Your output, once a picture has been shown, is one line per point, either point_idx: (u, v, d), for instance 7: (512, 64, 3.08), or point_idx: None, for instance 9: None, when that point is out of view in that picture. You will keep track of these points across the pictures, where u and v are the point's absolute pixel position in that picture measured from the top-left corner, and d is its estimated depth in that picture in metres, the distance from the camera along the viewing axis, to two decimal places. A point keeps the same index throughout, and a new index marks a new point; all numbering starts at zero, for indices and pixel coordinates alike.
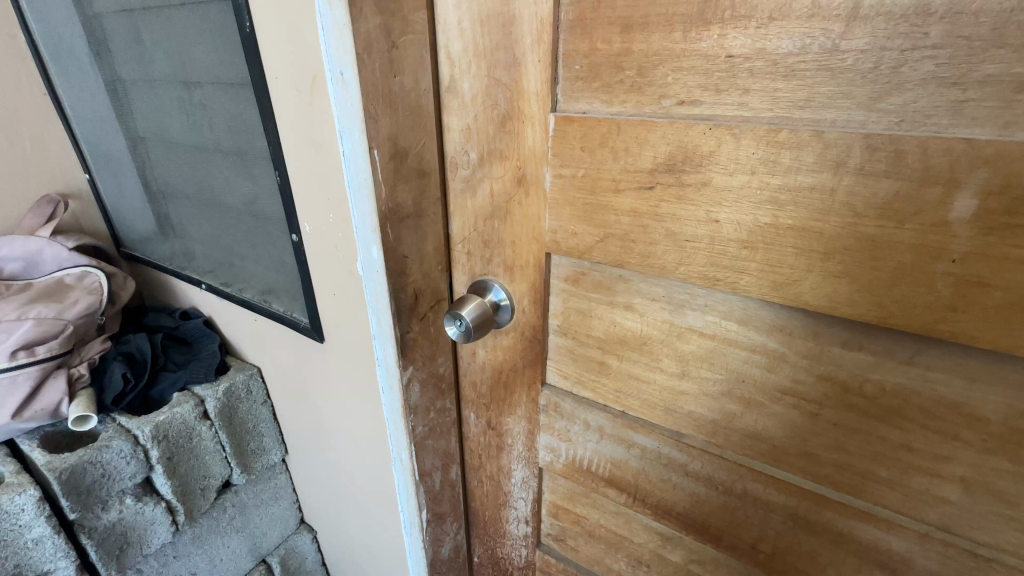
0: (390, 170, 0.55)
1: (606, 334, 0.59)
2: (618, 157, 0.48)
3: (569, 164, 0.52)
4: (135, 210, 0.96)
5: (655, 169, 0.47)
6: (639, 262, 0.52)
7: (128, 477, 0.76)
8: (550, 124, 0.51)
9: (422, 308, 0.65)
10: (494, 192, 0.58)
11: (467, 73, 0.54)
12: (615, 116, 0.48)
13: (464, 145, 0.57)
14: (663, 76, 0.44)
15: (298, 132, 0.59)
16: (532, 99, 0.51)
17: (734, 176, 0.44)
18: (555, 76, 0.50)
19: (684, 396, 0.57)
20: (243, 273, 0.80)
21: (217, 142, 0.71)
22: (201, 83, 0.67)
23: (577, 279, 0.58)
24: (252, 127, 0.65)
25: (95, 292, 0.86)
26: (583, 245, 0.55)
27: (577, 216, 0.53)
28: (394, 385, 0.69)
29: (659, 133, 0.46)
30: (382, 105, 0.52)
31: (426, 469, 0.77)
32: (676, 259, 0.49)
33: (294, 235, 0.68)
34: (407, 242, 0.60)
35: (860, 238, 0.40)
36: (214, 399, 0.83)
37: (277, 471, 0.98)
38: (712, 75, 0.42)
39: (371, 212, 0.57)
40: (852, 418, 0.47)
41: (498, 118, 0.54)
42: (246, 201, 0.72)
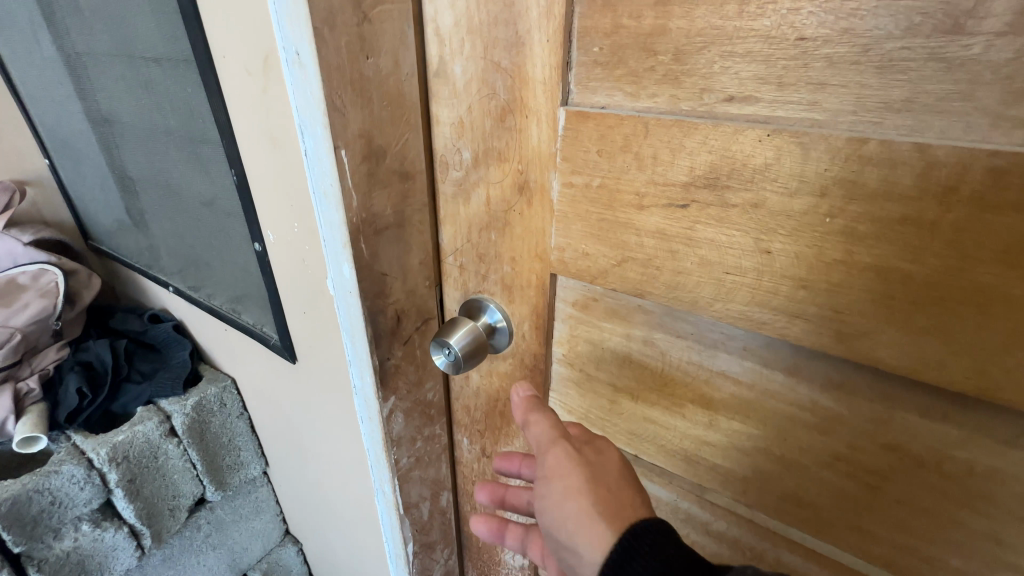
0: (363, 173, 0.44)
1: (619, 370, 0.51)
2: (642, 168, 0.39)
3: (582, 170, 0.42)
4: (93, 199, 0.86)
5: (691, 183, 0.37)
6: (663, 293, 0.42)
7: (83, 503, 0.68)
8: (561, 122, 0.41)
9: (406, 330, 0.55)
10: (491, 199, 0.49)
11: (459, 54, 0.44)
12: (642, 115, 0.38)
13: (456, 141, 0.48)
14: (707, 63, 0.34)
15: (251, 123, 0.46)
16: (538, 88, 0.41)
17: (796, 200, 0.34)
18: (567, 60, 0.40)
19: (709, 448, 0.48)
20: (210, 279, 0.70)
21: (167, 128, 0.59)
22: (144, 59, 0.55)
23: (587, 305, 0.49)
24: (200, 113, 0.53)
25: (49, 295, 0.78)
26: (595, 268, 0.45)
27: (589, 234, 0.44)
28: (373, 417, 0.59)
29: (697, 137, 0.36)
30: (351, 93, 0.41)
31: (413, 501, 0.68)
32: (712, 294, 0.40)
33: (256, 244, 0.55)
34: (386, 257, 0.49)
35: (966, 287, 0.30)
36: (181, 415, 0.75)
37: (259, 485, 0.90)
38: (774, 64, 0.32)
39: (340, 224, 0.45)
40: (922, 496, 0.39)
41: (496, 111, 0.44)
42: (203, 201, 0.60)
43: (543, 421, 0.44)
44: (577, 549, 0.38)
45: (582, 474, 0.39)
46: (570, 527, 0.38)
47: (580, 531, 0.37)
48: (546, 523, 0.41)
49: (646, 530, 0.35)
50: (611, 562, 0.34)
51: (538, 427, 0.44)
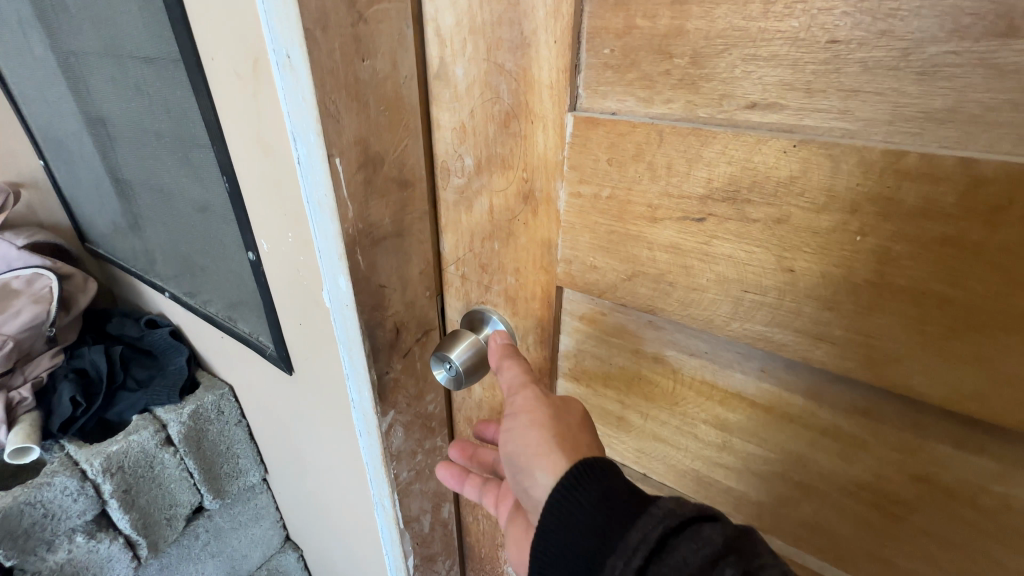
0: (360, 182, 0.42)
1: (628, 387, 0.48)
2: (655, 179, 0.36)
3: (591, 180, 0.40)
4: (88, 202, 0.84)
5: (709, 196, 0.35)
6: (676, 310, 0.40)
7: (76, 515, 0.67)
8: (568, 129, 0.39)
9: (406, 342, 0.53)
10: (494, 208, 0.46)
11: (461, 56, 0.41)
12: (656, 122, 0.35)
13: (457, 147, 0.45)
14: (727, 67, 0.32)
15: (242, 128, 0.44)
16: (544, 92, 0.39)
17: (823, 216, 0.31)
18: (575, 62, 0.37)
19: (722, 470, 0.46)
20: (205, 286, 0.68)
21: (157, 130, 0.57)
22: (133, 59, 0.53)
23: (594, 319, 0.47)
24: (190, 117, 0.50)
25: (42, 301, 0.77)
26: (604, 282, 0.43)
27: (597, 246, 0.42)
28: (371, 432, 0.57)
29: (716, 147, 0.33)
30: (346, 98, 0.38)
31: (414, 514, 0.66)
32: (729, 313, 0.37)
33: (250, 252, 0.53)
34: (385, 268, 0.47)
35: (1013, 315, 0.28)
36: (177, 424, 0.73)
37: (258, 492, 0.89)
38: (802, 69, 0.29)
39: (335, 235, 0.43)
40: (953, 531, 0.36)
41: (500, 116, 0.42)
42: (195, 207, 0.58)
43: (516, 365, 0.45)
44: (532, 476, 0.40)
45: (547, 412, 0.42)
46: (529, 454, 0.41)
47: (538, 459, 0.40)
48: (507, 451, 0.43)
49: (597, 464, 0.37)
50: (562, 485, 0.37)
51: (512, 371, 0.45)
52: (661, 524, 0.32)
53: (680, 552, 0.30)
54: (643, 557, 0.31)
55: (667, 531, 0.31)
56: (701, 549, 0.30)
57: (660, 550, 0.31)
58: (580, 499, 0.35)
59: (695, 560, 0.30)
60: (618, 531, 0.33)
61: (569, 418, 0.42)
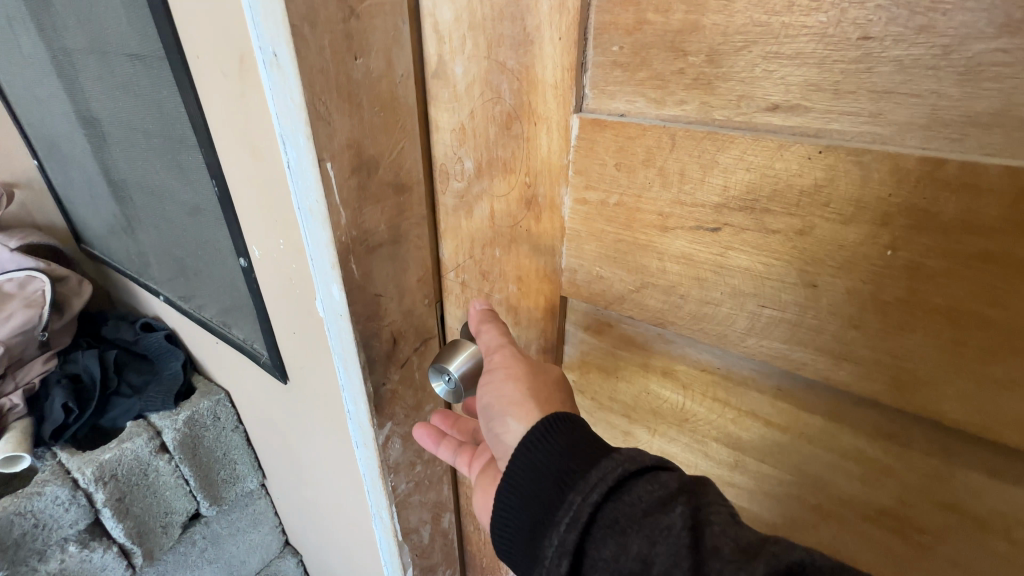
0: (353, 187, 0.40)
1: (635, 401, 0.46)
2: (667, 186, 0.34)
3: (598, 186, 0.37)
4: (82, 203, 0.82)
5: (724, 204, 0.32)
6: (687, 324, 0.38)
7: (69, 525, 0.66)
8: (573, 131, 0.37)
9: (404, 352, 0.51)
10: (495, 214, 0.44)
11: (460, 54, 0.39)
12: (668, 125, 0.33)
13: (457, 149, 0.43)
14: (747, 66, 0.29)
15: (230, 130, 0.42)
16: (548, 92, 0.36)
17: (851, 228, 0.29)
18: (581, 60, 0.35)
19: (734, 490, 0.44)
20: (198, 290, 0.66)
21: (145, 130, 0.55)
22: (119, 55, 0.51)
23: (600, 330, 0.45)
24: (177, 117, 0.48)
25: (34, 304, 0.75)
26: (611, 293, 0.41)
27: (604, 255, 0.40)
28: (368, 444, 0.55)
29: (733, 153, 0.31)
30: (337, 98, 0.36)
31: (413, 526, 0.64)
32: (745, 328, 0.35)
33: (241, 258, 0.51)
34: (380, 277, 0.45)
35: None
36: (172, 430, 0.72)
37: (256, 497, 0.87)
38: (829, 68, 0.27)
39: (327, 242, 0.41)
40: (984, 565, 0.33)
41: (501, 117, 0.39)
42: (187, 211, 0.56)
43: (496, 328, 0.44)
44: (505, 423, 0.40)
45: (525, 368, 0.41)
46: (503, 401, 0.40)
47: (512, 407, 0.39)
48: (481, 403, 0.42)
49: (568, 414, 0.36)
50: (534, 428, 0.36)
51: (490, 333, 0.43)
52: (620, 467, 0.32)
53: (635, 492, 0.31)
54: (601, 495, 0.31)
55: (626, 472, 0.31)
56: (657, 492, 0.31)
57: (616, 489, 0.31)
58: (547, 443, 0.35)
59: (649, 500, 0.30)
60: (578, 471, 0.32)
61: (544, 374, 0.41)
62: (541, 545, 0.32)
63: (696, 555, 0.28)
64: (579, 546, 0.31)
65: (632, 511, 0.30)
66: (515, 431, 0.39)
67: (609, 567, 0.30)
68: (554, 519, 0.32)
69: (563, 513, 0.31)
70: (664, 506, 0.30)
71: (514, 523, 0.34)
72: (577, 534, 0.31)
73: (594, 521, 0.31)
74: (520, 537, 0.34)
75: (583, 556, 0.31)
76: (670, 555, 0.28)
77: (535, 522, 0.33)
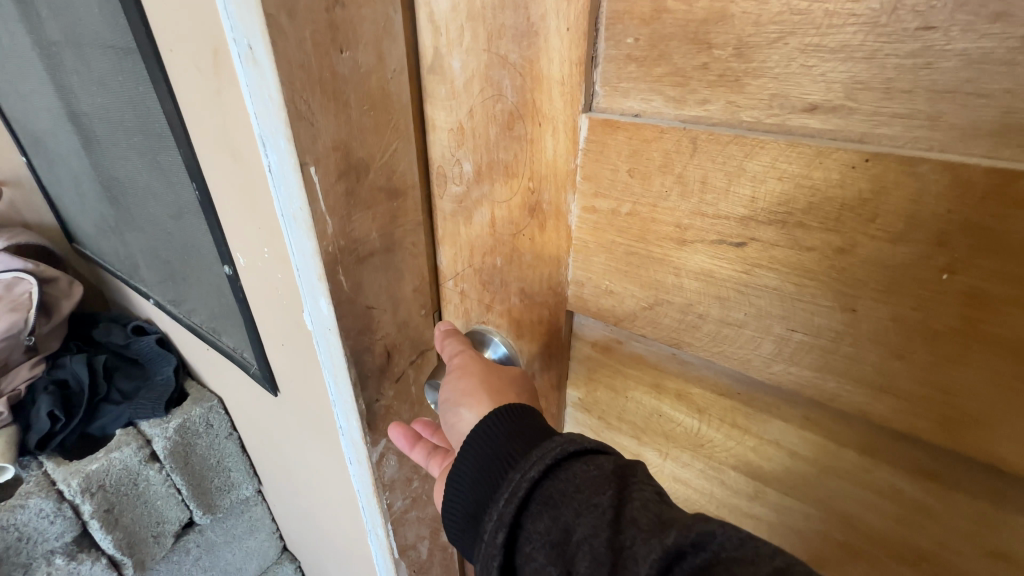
0: (341, 193, 0.37)
1: (646, 423, 0.43)
2: (686, 196, 0.31)
3: (608, 193, 0.34)
4: (71, 202, 0.79)
5: (752, 217, 0.29)
6: (704, 345, 0.34)
7: (54, 537, 0.65)
8: (582, 133, 0.33)
9: (399, 366, 0.48)
10: (496, 220, 0.41)
11: (458, 47, 0.35)
12: (689, 127, 0.29)
13: (455, 150, 0.40)
14: (782, 61, 0.25)
15: (209, 131, 0.39)
16: (553, 90, 0.33)
17: (899, 247, 0.25)
18: (591, 54, 0.31)
19: (753, 521, 0.40)
20: (187, 296, 0.63)
21: (125, 129, 0.52)
22: (95, 49, 0.48)
23: (608, 347, 0.42)
24: (155, 115, 0.45)
25: (20, 307, 0.74)
26: (622, 309, 0.37)
27: (615, 268, 0.36)
28: (361, 460, 0.52)
29: (763, 159, 0.27)
30: (321, 96, 0.33)
31: (410, 542, 0.61)
32: (771, 353, 0.32)
33: (226, 266, 0.48)
34: (372, 288, 0.42)
35: None
36: (162, 439, 0.71)
37: (252, 504, 0.85)
38: (881, 63, 0.23)
39: (312, 252, 0.38)
40: None
41: (502, 116, 0.36)
42: (170, 213, 0.53)
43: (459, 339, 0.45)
44: (458, 414, 0.41)
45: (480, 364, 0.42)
46: (455, 392, 0.41)
47: (464, 398, 0.40)
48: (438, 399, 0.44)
49: (518, 404, 0.37)
50: (486, 418, 0.37)
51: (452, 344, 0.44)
52: (560, 448, 0.33)
53: (571, 470, 0.32)
54: (538, 473, 0.32)
55: (564, 453, 0.33)
56: (592, 472, 0.32)
57: (554, 469, 0.33)
58: (494, 427, 0.36)
59: (583, 479, 0.32)
60: (521, 453, 0.34)
61: (499, 371, 0.42)
62: (482, 521, 0.34)
63: (618, 525, 0.30)
64: (516, 519, 0.32)
65: (566, 488, 0.32)
66: (467, 421, 0.41)
67: (542, 539, 0.31)
68: (494, 495, 0.33)
69: (504, 489, 0.33)
70: (595, 484, 0.32)
71: (461, 503, 0.36)
72: (514, 509, 0.32)
73: (531, 496, 0.32)
74: (466, 518, 0.35)
75: (520, 531, 0.32)
76: (593, 525, 0.30)
77: (477, 498, 0.35)
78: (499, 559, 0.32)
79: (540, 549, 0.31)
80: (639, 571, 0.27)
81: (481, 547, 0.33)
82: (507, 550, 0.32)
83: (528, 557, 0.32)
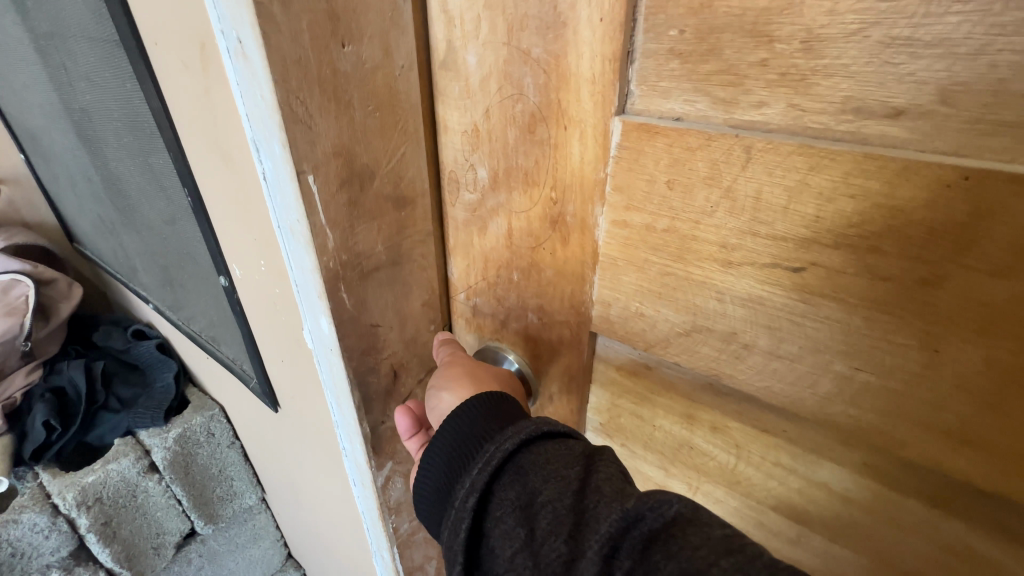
0: (343, 203, 0.33)
1: (675, 454, 0.39)
2: (735, 213, 0.27)
3: (642, 207, 0.30)
4: (70, 202, 0.77)
5: (816, 239, 0.25)
6: (748, 379, 0.31)
7: (49, 552, 0.64)
8: (614, 138, 0.29)
9: (405, 385, 0.44)
10: (513, 231, 0.37)
11: (473, 40, 0.31)
12: (742, 134, 0.25)
13: (469, 155, 0.36)
14: (862, 58, 0.21)
15: (199, 134, 0.35)
16: (582, 88, 0.29)
17: (1000, 282, 0.21)
18: (628, 48, 0.27)
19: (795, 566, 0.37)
20: (185, 303, 0.61)
21: (115, 129, 0.49)
22: (80, 44, 0.45)
23: (634, 372, 0.38)
24: (143, 115, 0.42)
25: (16, 312, 0.72)
26: (653, 333, 0.33)
27: (646, 290, 0.32)
28: (366, 483, 0.48)
29: (832, 174, 0.23)
30: (320, 95, 0.29)
31: (417, 564, 0.58)
32: (828, 392, 0.28)
33: (221, 277, 0.45)
34: (376, 304, 0.38)
35: None
36: (161, 449, 0.69)
37: (255, 512, 0.83)
38: (991, 61, 0.19)
39: (311, 268, 0.34)
40: None
41: (523, 118, 0.32)
42: (164, 218, 0.50)
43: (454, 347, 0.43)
44: (437, 397, 0.38)
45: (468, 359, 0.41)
46: (439, 376, 0.39)
47: (446, 381, 0.38)
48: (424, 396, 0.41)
49: (498, 392, 0.36)
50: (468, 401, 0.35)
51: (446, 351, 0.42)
52: (536, 427, 0.32)
53: (544, 447, 0.31)
54: (514, 445, 0.31)
55: (537, 432, 0.32)
56: (562, 450, 0.31)
57: (529, 443, 0.31)
58: (471, 409, 0.34)
59: (556, 455, 0.31)
60: (496, 429, 0.33)
61: (497, 386, 0.39)
62: (452, 493, 0.32)
63: (583, 491, 0.29)
64: (487, 487, 0.31)
65: (538, 460, 0.31)
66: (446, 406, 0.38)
67: (512, 504, 0.30)
68: (467, 464, 0.32)
69: (477, 460, 0.32)
70: (565, 458, 0.31)
71: (432, 475, 0.33)
72: (487, 476, 0.31)
73: (503, 469, 0.31)
74: (436, 494, 0.33)
75: (491, 498, 0.31)
76: (559, 490, 0.29)
77: (451, 469, 0.33)
78: (468, 523, 0.30)
79: (510, 513, 0.30)
80: (599, 530, 0.27)
81: (450, 514, 0.31)
82: (477, 516, 0.31)
83: (497, 522, 0.30)
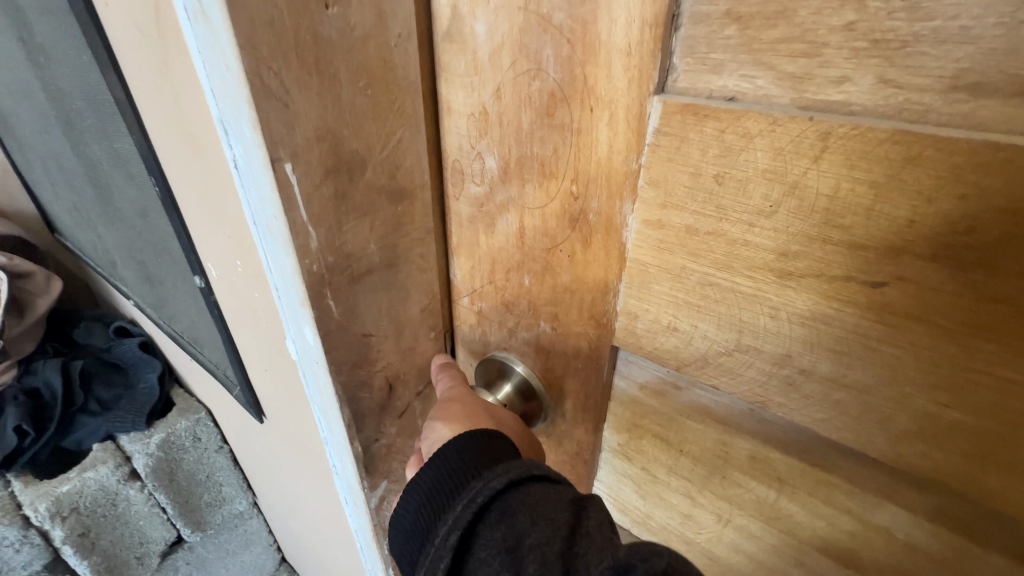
0: (328, 196, 0.28)
1: (705, 483, 0.35)
2: (802, 214, 0.22)
3: (681, 206, 0.25)
4: (47, 191, 0.72)
5: (907, 248, 0.20)
6: (800, 409, 0.26)
7: (20, 564, 0.62)
8: (650, 121, 0.24)
9: (402, 399, 0.40)
10: (526, 229, 0.32)
11: (483, 4, 0.26)
12: (818, 117, 0.20)
13: (476, 142, 0.31)
14: (995, 14, 0.16)
15: (163, 115, 0.30)
16: (614, 61, 0.24)
17: None
18: (672, 11, 0.22)
19: None
20: (165, 302, 0.56)
21: (80, 111, 0.44)
22: (35, 15, 0.40)
23: (660, 391, 0.33)
24: (105, 95, 0.37)
25: None
26: (687, 351, 0.29)
27: (680, 301, 0.28)
28: (358, 503, 0.44)
29: (936, 169, 0.19)
30: (297, 67, 0.24)
31: None
32: (905, 429, 0.23)
33: (197, 276, 0.40)
34: (368, 311, 0.34)
35: None
36: (143, 457, 0.68)
37: (247, 518, 0.83)
38: None
39: (292, 272, 0.29)
40: None
41: (540, 98, 0.27)
42: (136, 210, 0.45)
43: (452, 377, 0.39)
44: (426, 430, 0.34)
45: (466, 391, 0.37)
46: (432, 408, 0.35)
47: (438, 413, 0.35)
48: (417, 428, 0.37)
49: (488, 427, 0.32)
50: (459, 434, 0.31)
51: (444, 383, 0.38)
52: (529, 468, 0.28)
53: (535, 488, 0.27)
54: (503, 483, 0.27)
55: (529, 474, 0.28)
56: (552, 495, 0.27)
57: (519, 483, 0.27)
58: (459, 442, 0.30)
59: (546, 498, 0.27)
60: (485, 465, 0.29)
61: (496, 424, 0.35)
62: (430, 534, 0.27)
63: (574, 538, 0.25)
64: (471, 527, 0.27)
65: (527, 501, 0.27)
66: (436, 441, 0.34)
67: (497, 546, 0.26)
68: (450, 501, 0.28)
69: (460, 498, 0.27)
70: (555, 502, 0.27)
71: (409, 510, 0.29)
72: (472, 515, 0.27)
73: (489, 509, 0.27)
74: (411, 532, 0.28)
75: (473, 539, 0.26)
76: (548, 533, 0.26)
77: (432, 504, 0.28)
78: (446, 564, 0.26)
79: (495, 556, 0.25)
80: None
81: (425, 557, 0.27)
82: (456, 560, 0.26)
83: (480, 567, 0.26)
